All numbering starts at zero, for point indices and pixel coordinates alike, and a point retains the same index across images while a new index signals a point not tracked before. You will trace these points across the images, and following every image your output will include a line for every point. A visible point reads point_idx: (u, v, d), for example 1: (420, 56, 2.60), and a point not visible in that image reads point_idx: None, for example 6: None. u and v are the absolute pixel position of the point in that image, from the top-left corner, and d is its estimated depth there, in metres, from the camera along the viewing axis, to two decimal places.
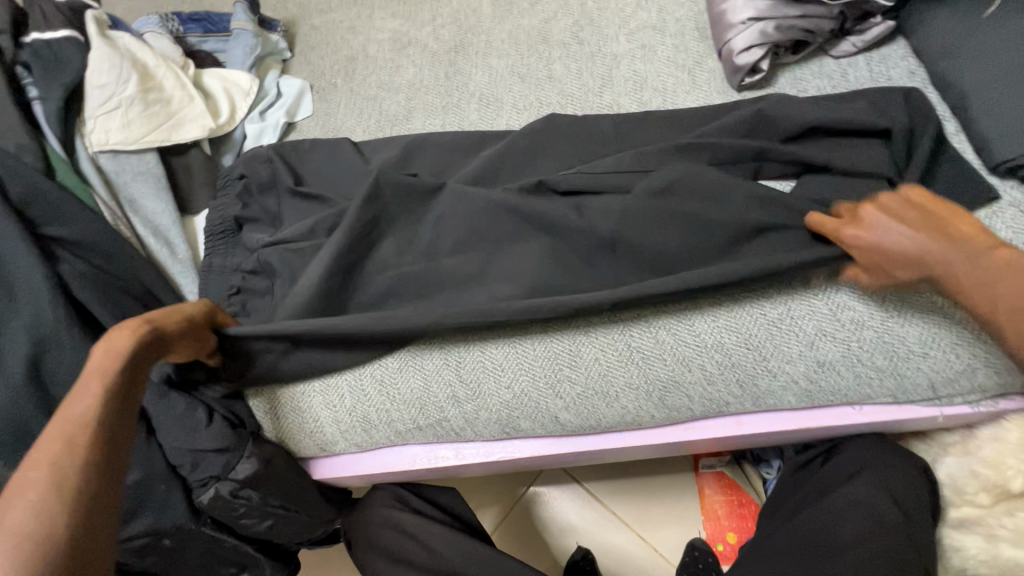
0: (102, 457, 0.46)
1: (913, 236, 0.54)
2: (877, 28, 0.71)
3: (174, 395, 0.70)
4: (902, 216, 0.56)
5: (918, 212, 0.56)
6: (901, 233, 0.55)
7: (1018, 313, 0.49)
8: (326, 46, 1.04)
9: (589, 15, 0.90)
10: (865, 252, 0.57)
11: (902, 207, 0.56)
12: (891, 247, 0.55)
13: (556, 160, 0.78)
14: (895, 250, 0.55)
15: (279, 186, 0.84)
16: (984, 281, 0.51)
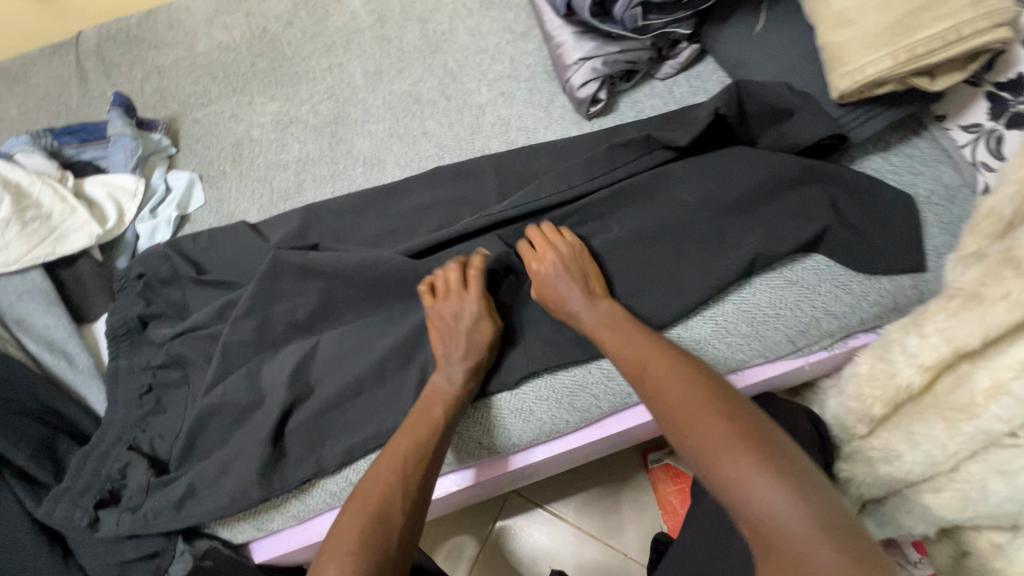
0: (413, 492, 0.59)
1: (580, 297, 0.67)
2: (686, 52, 0.84)
3: (99, 514, 0.71)
4: (575, 270, 0.68)
5: (579, 272, 0.69)
6: (567, 282, 0.67)
7: (699, 439, 0.50)
8: (210, 137, 1.07)
9: (451, 74, 0.99)
10: (563, 296, 0.67)
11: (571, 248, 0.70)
12: (552, 289, 0.68)
13: (441, 207, 0.84)
14: (548, 290, 0.68)
15: (180, 278, 0.85)
16: (676, 406, 0.53)
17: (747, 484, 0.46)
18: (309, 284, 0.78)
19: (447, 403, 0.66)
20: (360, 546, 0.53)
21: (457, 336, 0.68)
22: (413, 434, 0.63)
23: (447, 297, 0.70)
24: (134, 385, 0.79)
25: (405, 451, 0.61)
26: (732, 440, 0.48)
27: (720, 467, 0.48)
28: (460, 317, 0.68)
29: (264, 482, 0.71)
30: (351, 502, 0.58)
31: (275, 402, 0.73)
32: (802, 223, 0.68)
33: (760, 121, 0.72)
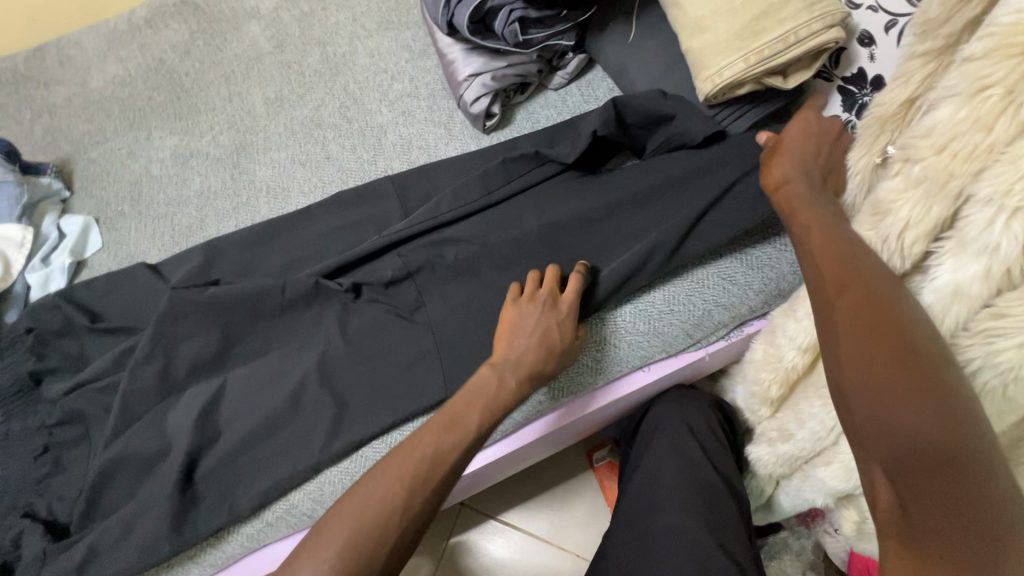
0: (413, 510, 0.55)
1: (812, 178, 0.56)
2: (574, 62, 0.86)
3: None
4: (809, 153, 0.57)
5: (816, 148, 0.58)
6: (809, 165, 0.57)
7: (862, 377, 0.43)
8: (107, 176, 1.03)
9: (352, 96, 0.99)
10: (779, 168, 0.58)
11: (816, 118, 0.59)
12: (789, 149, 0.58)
13: (344, 231, 0.84)
14: (789, 162, 0.57)
15: (75, 329, 0.81)
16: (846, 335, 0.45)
17: (885, 401, 0.41)
18: (211, 323, 0.76)
19: (490, 403, 0.61)
20: (346, 547, 0.52)
21: (533, 337, 0.64)
22: (445, 441, 0.59)
23: (539, 293, 0.67)
24: (29, 446, 0.75)
25: (429, 452, 0.57)
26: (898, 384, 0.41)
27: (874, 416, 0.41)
28: (547, 313, 0.65)
29: (174, 535, 0.68)
30: (353, 501, 0.55)
31: (181, 449, 0.71)
32: (688, 222, 0.71)
33: (644, 128, 0.75)
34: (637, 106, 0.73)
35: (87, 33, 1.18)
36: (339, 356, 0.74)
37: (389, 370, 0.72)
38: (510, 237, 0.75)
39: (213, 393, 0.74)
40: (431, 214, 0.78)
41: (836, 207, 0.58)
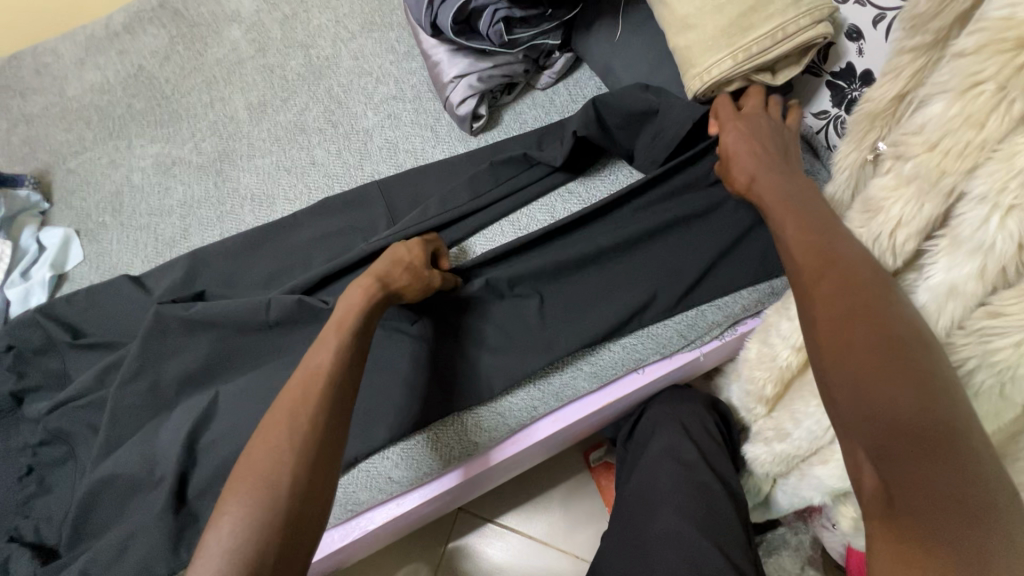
0: (322, 403, 0.52)
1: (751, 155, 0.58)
2: (561, 61, 0.85)
3: None
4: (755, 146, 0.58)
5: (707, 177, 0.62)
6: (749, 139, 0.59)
7: (847, 365, 0.40)
8: (87, 187, 1.00)
9: (336, 99, 0.97)
10: (746, 166, 0.57)
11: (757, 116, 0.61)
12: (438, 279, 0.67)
13: (331, 239, 0.82)
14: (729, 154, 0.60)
15: (58, 345, 0.79)
16: (839, 326, 0.42)
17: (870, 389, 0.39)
18: (198, 337, 0.75)
19: (358, 311, 0.59)
20: (268, 454, 0.49)
21: (383, 258, 0.66)
22: (335, 343, 0.56)
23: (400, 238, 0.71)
24: (13, 468, 0.73)
25: (326, 352, 0.55)
26: (880, 371, 0.39)
27: (863, 406, 0.39)
28: (398, 245, 0.69)
29: (167, 556, 0.66)
30: (270, 417, 0.52)
31: (171, 466, 0.69)
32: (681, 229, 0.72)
33: (629, 130, 0.74)
34: (619, 106, 0.72)
35: (62, 41, 1.15)
36: None
37: (382, 382, 0.70)
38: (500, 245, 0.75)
39: (201, 408, 0.72)
40: (419, 219, 0.76)
41: (830, 205, 0.58)
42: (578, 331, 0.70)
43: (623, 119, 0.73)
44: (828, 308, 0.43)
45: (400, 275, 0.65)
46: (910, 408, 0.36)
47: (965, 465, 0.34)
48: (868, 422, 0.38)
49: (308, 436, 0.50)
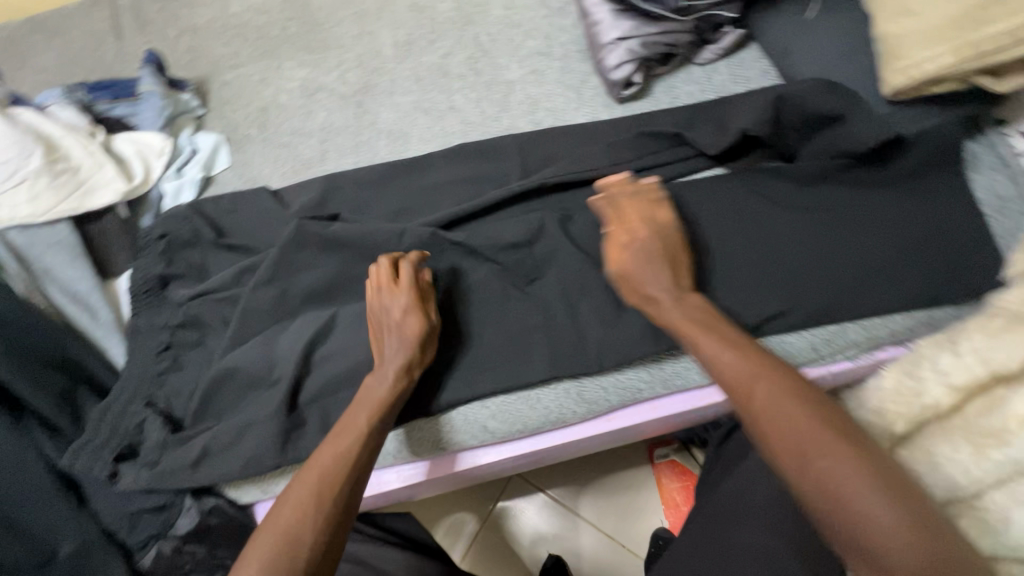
0: (338, 482, 0.57)
1: (665, 280, 0.61)
2: (729, 36, 0.80)
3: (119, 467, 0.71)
4: (654, 257, 0.63)
5: (666, 261, 0.63)
6: (655, 268, 0.62)
7: (812, 475, 0.45)
8: (238, 100, 1.07)
9: (482, 48, 0.96)
10: (653, 287, 0.62)
11: (650, 239, 0.64)
12: (636, 274, 0.63)
13: (460, 184, 0.83)
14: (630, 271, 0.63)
15: (202, 241, 0.85)
16: (795, 423, 0.48)
17: (840, 492, 0.44)
18: (327, 258, 0.78)
19: (382, 405, 0.63)
20: (291, 517, 0.55)
21: (394, 340, 0.66)
22: (360, 425, 0.62)
23: (398, 279, 0.68)
24: (153, 342, 0.80)
25: (355, 432, 0.61)
26: (848, 459, 0.45)
27: (842, 499, 0.44)
28: (400, 300, 0.67)
29: (277, 450, 0.72)
30: (292, 491, 0.57)
31: (288, 369, 0.73)
32: (840, 235, 0.66)
33: (799, 128, 0.68)
34: (803, 106, 0.65)
35: None
36: (444, 308, 0.73)
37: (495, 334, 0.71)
38: None
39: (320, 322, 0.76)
40: (556, 173, 0.76)
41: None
42: None
43: (798, 113, 0.66)
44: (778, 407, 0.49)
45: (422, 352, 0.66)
46: (881, 495, 0.43)
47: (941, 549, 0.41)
48: (838, 510, 0.44)
49: (322, 511, 0.55)
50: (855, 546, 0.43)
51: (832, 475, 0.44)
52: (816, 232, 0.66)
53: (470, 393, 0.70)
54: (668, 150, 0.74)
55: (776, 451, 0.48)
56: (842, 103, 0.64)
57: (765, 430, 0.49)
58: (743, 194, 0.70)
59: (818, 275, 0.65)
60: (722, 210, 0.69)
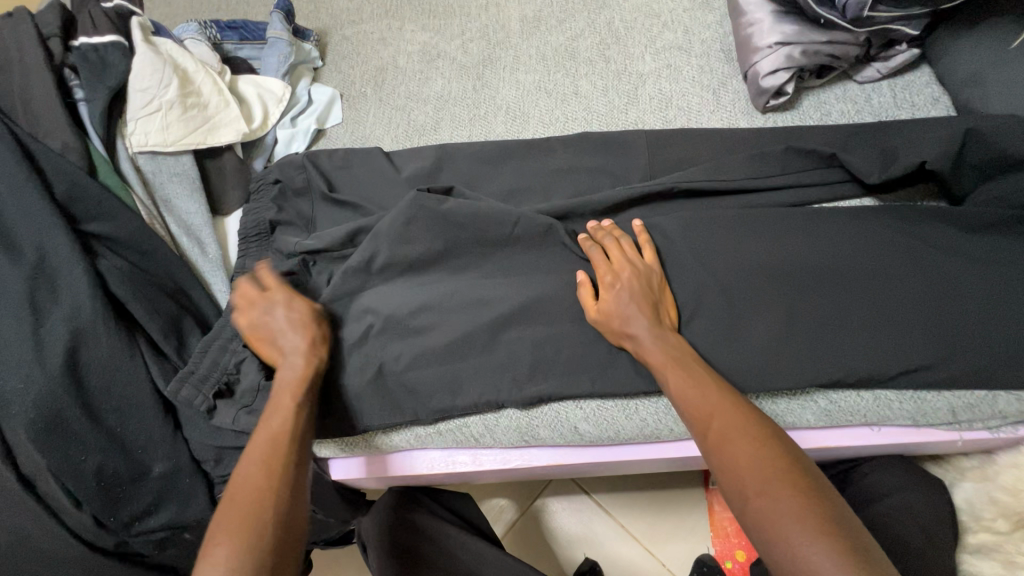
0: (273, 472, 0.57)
1: (646, 321, 0.62)
2: (902, 55, 0.72)
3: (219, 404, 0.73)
4: (643, 291, 0.64)
5: (647, 301, 0.63)
6: (637, 305, 0.62)
7: (763, 519, 0.48)
8: (356, 56, 1.06)
9: (615, 34, 0.92)
10: (633, 326, 0.62)
11: (635, 273, 0.65)
12: (615, 313, 0.63)
13: (579, 173, 0.79)
14: (612, 308, 0.63)
15: (312, 193, 0.85)
16: (737, 469, 0.51)
17: (801, 547, 0.46)
18: (431, 232, 0.75)
19: (292, 389, 0.64)
20: (246, 511, 0.54)
21: (628, 298, 0.63)
22: (275, 423, 0.61)
23: (621, 254, 0.67)
24: (257, 286, 0.81)
25: (271, 428, 0.60)
26: (795, 516, 0.47)
27: (777, 545, 0.47)
28: (649, 274, 0.65)
29: (367, 413, 0.71)
30: (240, 482, 0.57)
31: (386, 335, 0.73)
32: (1008, 296, 0.59)
33: (979, 170, 0.62)
34: (991, 143, 0.60)
35: None
36: (552, 301, 0.71)
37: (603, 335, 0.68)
38: (768, 240, 0.67)
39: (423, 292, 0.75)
40: (689, 178, 0.71)
41: None
42: (834, 362, 0.61)
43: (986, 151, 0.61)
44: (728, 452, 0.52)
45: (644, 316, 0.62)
46: (815, 555, 0.45)
47: None
48: (768, 541, 0.48)
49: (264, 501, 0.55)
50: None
51: (778, 525, 0.47)
52: (978, 286, 0.60)
53: (569, 391, 0.68)
54: (816, 169, 0.70)
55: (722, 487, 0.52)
56: None
57: (715, 467, 0.53)
58: (896, 234, 0.64)
59: (969, 341, 0.59)
60: (872, 246, 0.64)
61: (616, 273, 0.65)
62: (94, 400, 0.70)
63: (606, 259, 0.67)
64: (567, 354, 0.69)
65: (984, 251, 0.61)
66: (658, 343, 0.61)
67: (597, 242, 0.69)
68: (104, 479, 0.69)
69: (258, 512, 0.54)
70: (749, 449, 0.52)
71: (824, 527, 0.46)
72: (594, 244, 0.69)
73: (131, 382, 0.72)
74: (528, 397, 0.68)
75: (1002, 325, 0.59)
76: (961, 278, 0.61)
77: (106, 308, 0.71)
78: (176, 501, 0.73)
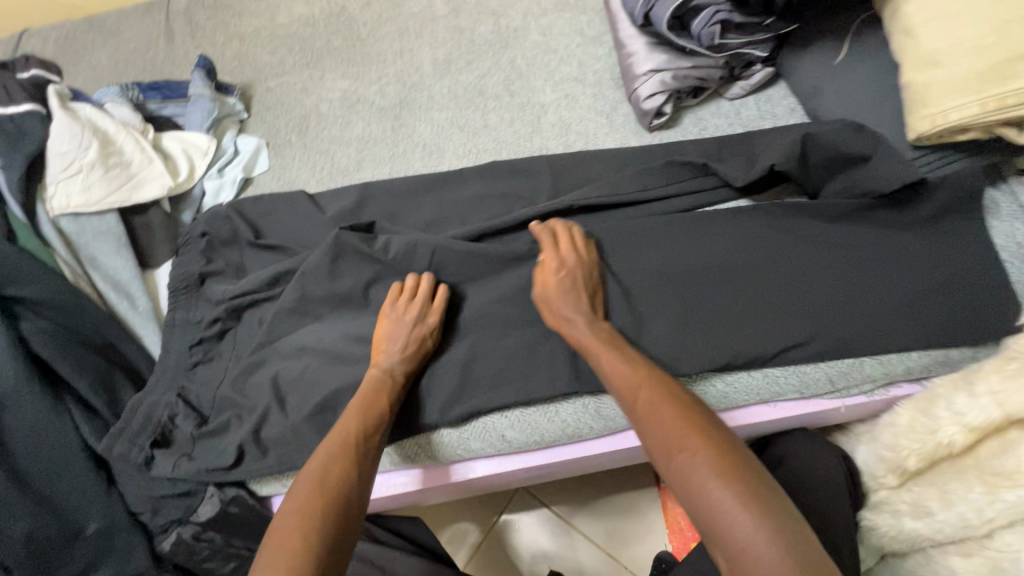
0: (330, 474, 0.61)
1: (578, 308, 0.68)
2: (759, 74, 0.83)
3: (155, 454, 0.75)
4: (581, 280, 0.70)
5: (584, 290, 0.70)
6: (576, 294, 0.69)
7: (678, 467, 0.52)
8: (280, 106, 1.11)
9: (518, 70, 1.00)
10: (568, 309, 0.68)
11: (574, 261, 0.71)
12: (556, 297, 0.69)
13: (492, 199, 0.86)
14: (554, 291, 0.69)
15: (240, 240, 0.88)
16: (660, 429, 0.56)
17: (707, 486, 0.50)
18: (355, 266, 0.79)
19: (388, 394, 0.69)
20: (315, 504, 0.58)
21: (569, 284, 0.69)
22: (349, 427, 0.65)
23: (569, 245, 0.72)
24: (188, 335, 0.83)
25: (342, 437, 0.65)
26: (705, 462, 0.51)
27: (693, 493, 0.50)
28: (591, 265, 0.71)
29: (303, 447, 0.73)
30: (301, 482, 0.61)
31: (318, 369, 0.76)
32: (863, 274, 0.68)
33: (828, 169, 0.72)
34: (829, 146, 0.69)
35: None
36: (472, 320, 0.76)
37: (521, 346, 0.73)
38: (658, 246, 0.73)
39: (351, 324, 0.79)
40: (587, 196, 0.78)
41: None
42: (724, 349, 0.68)
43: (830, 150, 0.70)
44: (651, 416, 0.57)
45: (579, 301, 0.69)
46: (724, 494, 0.49)
47: (793, 534, 0.46)
48: (683, 487, 0.52)
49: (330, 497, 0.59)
50: (710, 538, 0.49)
51: (689, 471, 0.51)
52: (837, 268, 0.68)
53: (493, 403, 0.72)
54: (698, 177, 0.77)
55: (649, 448, 0.56)
56: (871, 146, 0.68)
57: (641, 431, 0.58)
58: (767, 230, 0.72)
59: (834, 319, 0.67)
60: (749, 240, 0.71)
61: (561, 260, 0.71)
62: (22, 463, 0.70)
63: (556, 246, 0.73)
64: (488, 368, 0.73)
65: (841, 237, 0.70)
66: (590, 328, 0.67)
67: (548, 228, 0.75)
68: (35, 544, 0.68)
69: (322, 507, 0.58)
70: (667, 411, 0.57)
71: (729, 469, 0.50)
72: (547, 231, 0.74)
73: (61, 441, 0.72)
74: (457, 412, 0.72)
75: (860, 300, 0.67)
76: (822, 262, 0.69)
77: (30, 370, 0.72)
78: (114, 558, 0.73)
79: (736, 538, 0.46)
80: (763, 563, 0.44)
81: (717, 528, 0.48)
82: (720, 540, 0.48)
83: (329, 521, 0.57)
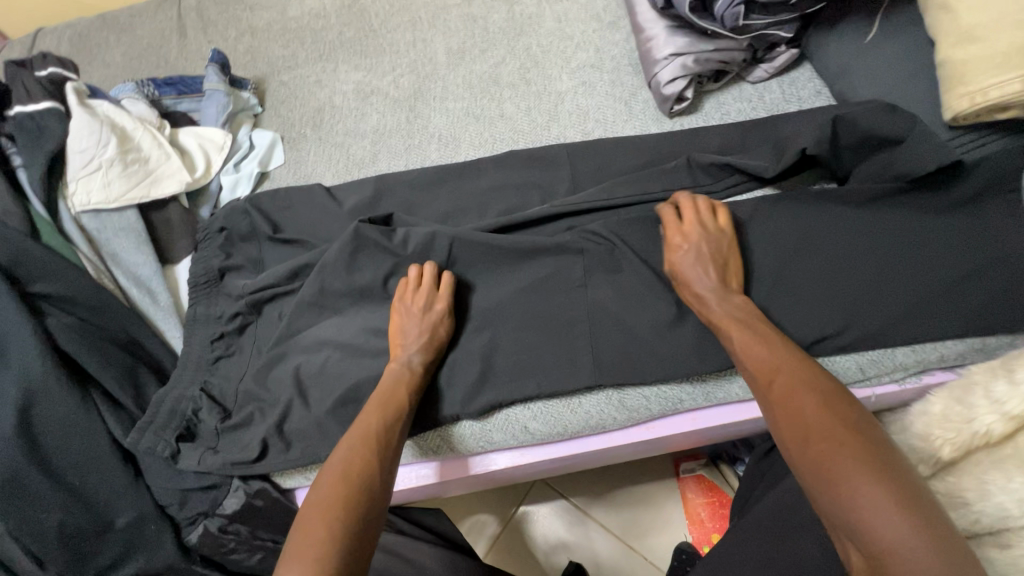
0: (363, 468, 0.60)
1: (713, 283, 0.65)
2: (783, 56, 0.80)
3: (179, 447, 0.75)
4: (716, 252, 0.67)
5: (717, 261, 0.66)
6: (705, 268, 0.66)
7: (811, 454, 0.50)
8: (294, 100, 1.10)
9: (534, 58, 0.99)
10: (698, 283, 0.65)
11: (705, 233, 0.68)
12: (683, 274, 0.67)
13: (509, 189, 0.85)
14: (684, 265, 0.67)
15: (258, 235, 0.88)
16: (801, 416, 0.52)
17: (842, 473, 0.47)
18: (373, 259, 0.79)
19: (407, 385, 0.69)
20: (347, 498, 0.57)
21: (695, 257, 0.66)
22: (373, 423, 0.64)
23: (692, 216, 0.69)
24: (209, 330, 0.83)
25: (366, 434, 0.63)
26: (849, 452, 0.48)
27: (834, 484, 0.47)
28: (719, 234, 0.68)
29: (326, 440, 0.73)
30: (329, 475, 0.60)
31: (339, 362, 0.76)
32: (895, 260, 0.66)
33: (857, 152, 0.70)
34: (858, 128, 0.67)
35: None
36: (492, 311, 0.75)
37: (542, 338, 0.72)
38: None
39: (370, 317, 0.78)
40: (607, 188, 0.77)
41: None
42: None
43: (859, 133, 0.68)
44: (793, 400, 0.53)
45: (710, 274, 0.65)
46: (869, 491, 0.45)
47: (935, 528, 0.43)
48: (818, 473, 0.49)
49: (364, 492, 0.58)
50: (845, 530, 0.46)
51: (825, 457, 0.48)
52: (867, 253, 0.67)
53: (515, 394, 0.71)
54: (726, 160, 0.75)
55: (778, 437, 0.54)
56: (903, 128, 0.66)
57: (774, 416, 0.55)
58: (795, 216, 0.70)
59: (865, 306, 0.66)
60: (778, 228, 0.70)
61: (685, 235, 0.68)
62: (51, 457, 0.71)
63: (674, 222, 0.70)
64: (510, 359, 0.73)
65: (872, 221, 0.68)
66: (724, 305, 0.64)
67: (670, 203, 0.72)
68: (68, 535, 0.70)
69: (354, 504, 0.57)
70: (803, 392, 0.53)
71: (872, 459, 0.47)
72: (684, 204, 0.71)
73: (88, 435, 0.73)
74: (479, 404, 0.72)
75: (891, 287, 0.65)
76: (852, 248, 0.67)
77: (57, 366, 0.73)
78: (142, 550, 0.74)
79: (872, 527, 0.44)
80: (910, 558, 0.42)
81: (851, 516, 0.45)
82: (848, 526, 0.46)
83: (351, 518, 0.56)
